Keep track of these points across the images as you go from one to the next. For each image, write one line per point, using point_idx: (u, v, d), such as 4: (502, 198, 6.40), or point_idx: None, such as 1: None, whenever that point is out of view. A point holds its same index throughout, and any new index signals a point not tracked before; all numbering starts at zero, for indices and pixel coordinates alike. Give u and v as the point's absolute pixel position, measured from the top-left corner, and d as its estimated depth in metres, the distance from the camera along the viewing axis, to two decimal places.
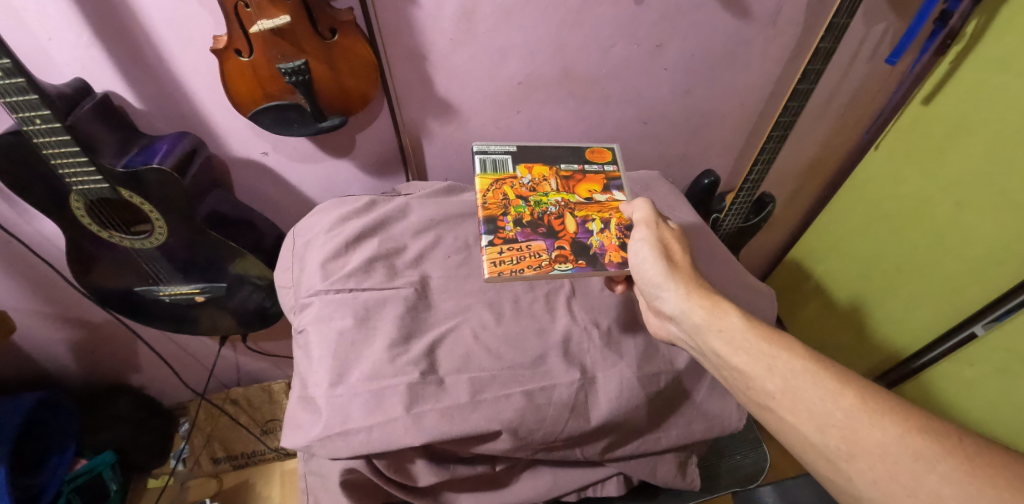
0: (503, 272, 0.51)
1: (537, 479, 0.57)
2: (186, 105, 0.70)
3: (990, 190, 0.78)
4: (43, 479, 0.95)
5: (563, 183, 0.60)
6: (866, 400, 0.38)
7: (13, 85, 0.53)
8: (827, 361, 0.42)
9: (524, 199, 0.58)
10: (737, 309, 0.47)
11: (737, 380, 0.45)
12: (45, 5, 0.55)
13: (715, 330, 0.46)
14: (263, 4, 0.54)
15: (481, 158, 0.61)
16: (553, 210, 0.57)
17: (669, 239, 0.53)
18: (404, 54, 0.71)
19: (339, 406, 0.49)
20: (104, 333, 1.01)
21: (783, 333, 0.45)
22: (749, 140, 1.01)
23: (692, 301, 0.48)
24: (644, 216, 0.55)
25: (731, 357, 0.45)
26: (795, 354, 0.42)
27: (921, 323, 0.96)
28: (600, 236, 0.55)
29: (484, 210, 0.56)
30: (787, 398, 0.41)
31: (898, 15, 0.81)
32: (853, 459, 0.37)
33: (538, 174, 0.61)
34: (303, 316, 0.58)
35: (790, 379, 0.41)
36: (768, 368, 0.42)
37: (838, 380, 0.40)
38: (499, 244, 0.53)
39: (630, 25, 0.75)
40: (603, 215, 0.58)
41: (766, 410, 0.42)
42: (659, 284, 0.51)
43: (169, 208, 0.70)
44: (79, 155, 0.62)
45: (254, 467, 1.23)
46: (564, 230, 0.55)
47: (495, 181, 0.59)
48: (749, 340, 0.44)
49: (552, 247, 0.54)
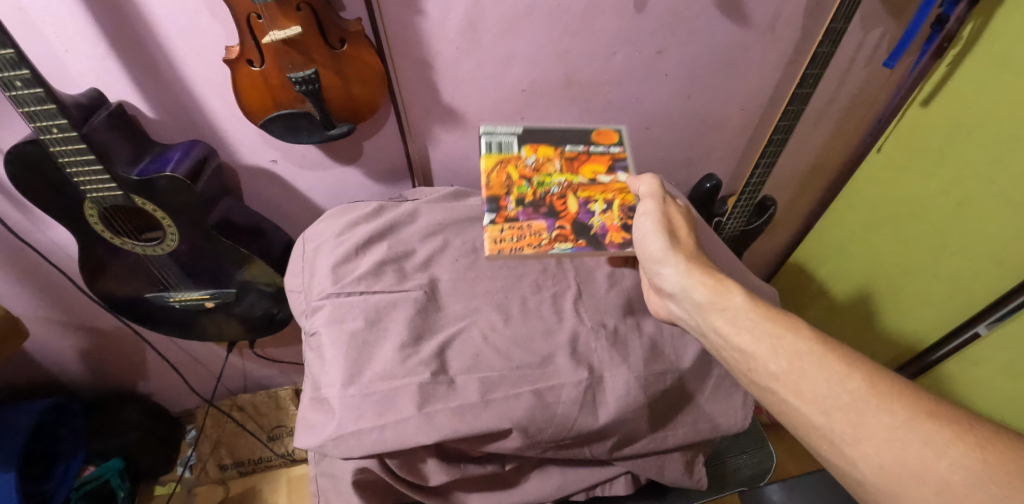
0: (503, 251, 0.53)
1: (547, 478, 0.57)
2: (198, 113, 0.71)
3: (988, 191, 0.79)
4: (53, 486, 0.97)
5: (568, 162, 0.61)
6: (875, 384, 0.39)
7: (32, 95, 0.55)
8: (838, 344, 0.43)
9: (528, 175, 0.59)
10: (740, 288, 0.48)
11: (739, 360, 0.46)
12: (62, 18, 0.57)
13: (718, 306, 0.47)
14: (274, 15, 0.55)
15: (487, 139, 0.62)
16: (555, 190, 0.59)
17: (675, 215, 0.54)
18: (411, 63, 0.72)
19: (351, 404, 0.50)
20: (112, 340, 1.02)
21: (787, 314, 0.46)
22: (748, 144, 1.02)
23: (694, 278, 0.49)
24: (650, 190, 0.56)
25: (734, 336, 0.45)
26: (801, 335, 0.43)
27: (925, 322, 0.97)
28: (602, 217, 0.57)
29: (487, 190, 0.58)
30: (791, 381, 0.41)
31: (895, 18, 0.83)
32: (859, 443, 0.37)
33: (543, 154, 0.62)
34: (314, 319, 0.59)
35: (795, 362, 0.42)
36: (772, 348, 0.43)
37: (846, 363, 0.41)
38: (500, 223, 0.55)
39: (630, 32, 0.76)
40: (605, 196, 0.59)
41: (769, 391, 0.43)
42: (661, 260, 0.52)
43: (180, 216, 0.71)
44: (94, 163, 0.63)
45: (261, 473, 1.23)
46: (567, 210, 0.57)
47: (499, 161, 0.60)
48: (752, 319, 0.45)
49: (552, 227, 0.55)
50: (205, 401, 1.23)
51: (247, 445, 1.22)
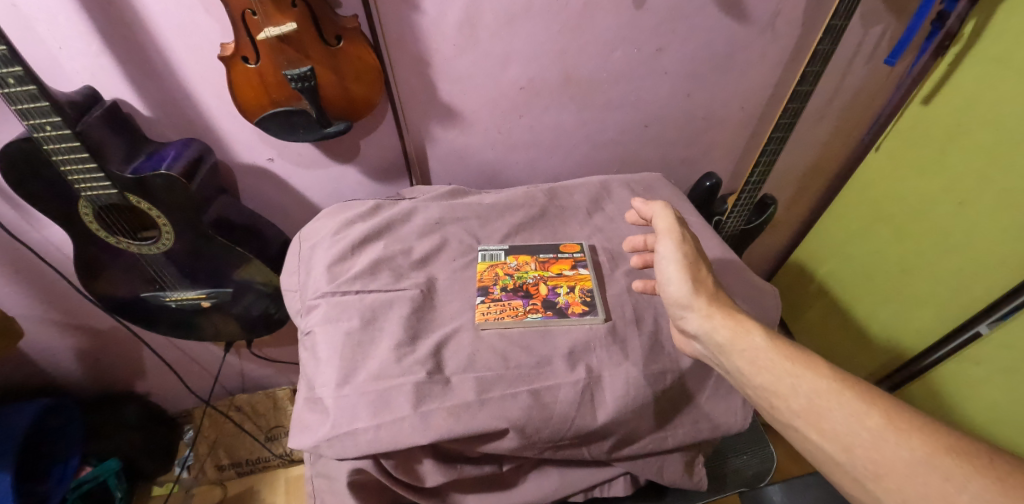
0: (490, 319, 0.57)
1: (545, 478, 0.57)
2: (193, 111, 0.71)
3: (989, 190, 0.79)
4: (49, 487, 0.96)
5: (540, 264, 0.66)
6: (894, 420, 0.38)
7: (25, 92, 0.55)
8: (854, 379, 0.42)
9: (507, 272, 0.64)
10: (759, 327, 0.47)
11: (760, 397, 0.45)
12: (56, 14, 0.57)
13: (738, 349, 0.46)
14: (269, 12, 0.55)
15: (482, 251, 0.67)
16: (531, 279, 0.63)
17: (694, 252, 0.52)
18: (408, 61, 0.72)
19: (345, 405, 0.49)
20: (109, 340, 1.01)
21: (806, 351, 0.45)
22: (749, 143, 1.01)
23: (715, 320, 0.48)
24: (667, 226, 0.54)
25: (755, 376, 0.45)
26: (820, 374, 0.42)
27: (924, 323, 0.96)
28: (566, 294, 0.61)
29: (477, 282, 0.62)
30: (812, 418, 0.41)
31: (895, 16, 0.82)
32: (880, 478, 0.37)
33: (522, 258, 0.67)
34: (310, 318, 0.58)
35: (815, 399, 0.41)
36: (792, 387, 0.43)
37: (864, 399, 0.40)
38: (489, 301, 0.60)
39: (629, 29, 0.76)
40: (571, 281, 0.63)
41: (791, 428, 0.43)
42: (683, 303, 0.50)
43: (176, 214, 0.70)
44: (88, 161, 0.62)
45: (259, 473, 1.23)
46: (537, 292, 0.62)
47: (490, 266, 0.65)
48: (773, 360, 0.45)
49: (527, 303, 0.60)
50: (202, 401, 1.22)
51: (245, 445, 1.21)
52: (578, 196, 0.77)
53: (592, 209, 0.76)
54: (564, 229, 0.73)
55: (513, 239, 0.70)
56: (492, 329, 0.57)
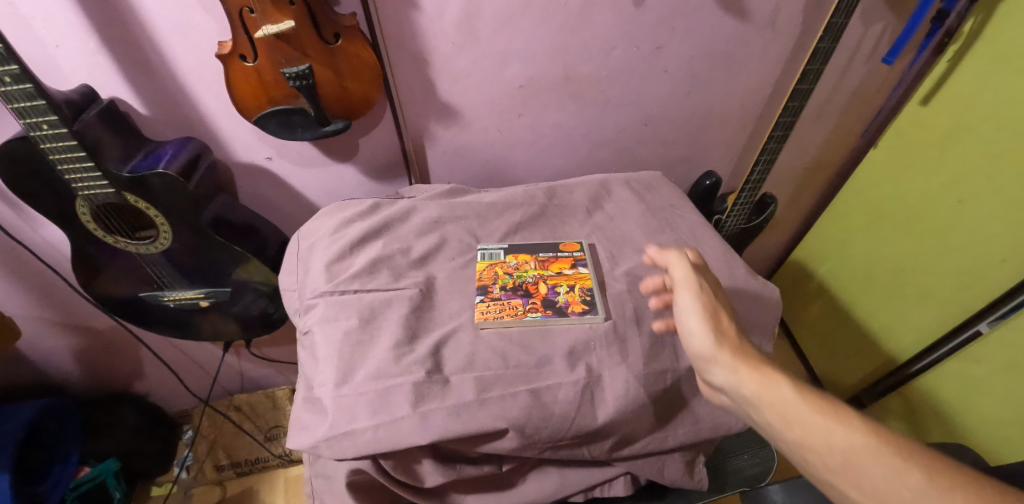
0: (490, 319, 0.57)
1: (544, 478, 0.56)
2: (191, 109, 0.70)
3: (988, 188, 0.78)
4: (48, 488, 0.94)
5: (540, 263, 0.66)
6: (941, 481, 0.34)
7: (21, 90, 0.54)
8: (894, 432, 0.38)
9: (507, 271, 0.64)
10: (786, 378, 0.44)
11: (793, 456, 0.41)
12: (53, 12, 0.57)
13: (766, 403, 0.42)
14: (267, 9, 0.55)
15: (481, 250, 0.67)
16: (531, 278, 0.63)
17: (714, 303, 0.50)
18: (407, 59, 0.72)
19: (344, 406, 0.49)
20: (107, 340, 1.01)
21: (840, 403, 0.41)
22: (749, 141, 1.01)
23: (739, 372, 0.45)
24: (684, 277, 0.52)
25: (784, 432, 0.41)
26: (854, 428, 0.38)
27: (924, 322, 0.96)
28: (566, 294, 0.61)
29: (477, 281, 0.62)
30: (848, 479, 0.37)
31: (895, 14, 0.82)
32: None
33: (522, 257, 0.66)
34: (308, 318, 0.58)
35: (849, 456, 0.37)
36: (825, 444, 0.38)
37: (905, 457, 0.36)
38: (488, 300, 0.60)
39: (629, 27, 0.76)
40: (571, 280, 0.63)
41: (829, 491, 0.38)
42: (705, 355, 0.47)
43: (174, 213, 0.70)
44: (85, 161, 0.62)
45: (258, 473, 1.22)
46: (537, 291, 0.62)
47: (489, 265, 0.65)
48: (802, 414, 0.41)
49: (527, 302, 0.60)
50: (201, 401, 1.22)
51: (244, 445, 1.21)
52: (577, 195, 0.77)
53: (592, 208, 0.76)
54: (563, 228, 0.72)
55: (512, 238, 0.70)
56: (491, 328, 0.57)
